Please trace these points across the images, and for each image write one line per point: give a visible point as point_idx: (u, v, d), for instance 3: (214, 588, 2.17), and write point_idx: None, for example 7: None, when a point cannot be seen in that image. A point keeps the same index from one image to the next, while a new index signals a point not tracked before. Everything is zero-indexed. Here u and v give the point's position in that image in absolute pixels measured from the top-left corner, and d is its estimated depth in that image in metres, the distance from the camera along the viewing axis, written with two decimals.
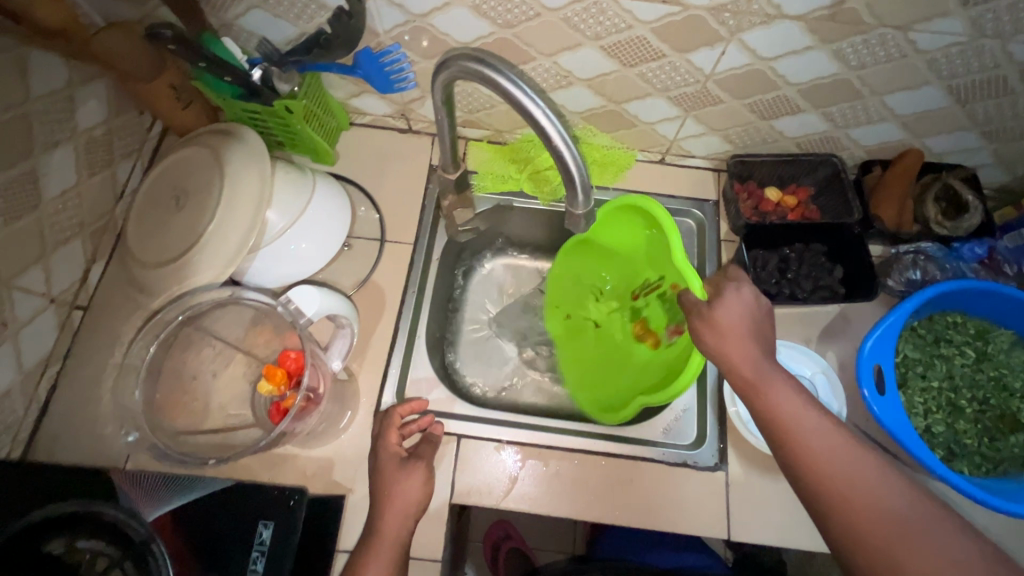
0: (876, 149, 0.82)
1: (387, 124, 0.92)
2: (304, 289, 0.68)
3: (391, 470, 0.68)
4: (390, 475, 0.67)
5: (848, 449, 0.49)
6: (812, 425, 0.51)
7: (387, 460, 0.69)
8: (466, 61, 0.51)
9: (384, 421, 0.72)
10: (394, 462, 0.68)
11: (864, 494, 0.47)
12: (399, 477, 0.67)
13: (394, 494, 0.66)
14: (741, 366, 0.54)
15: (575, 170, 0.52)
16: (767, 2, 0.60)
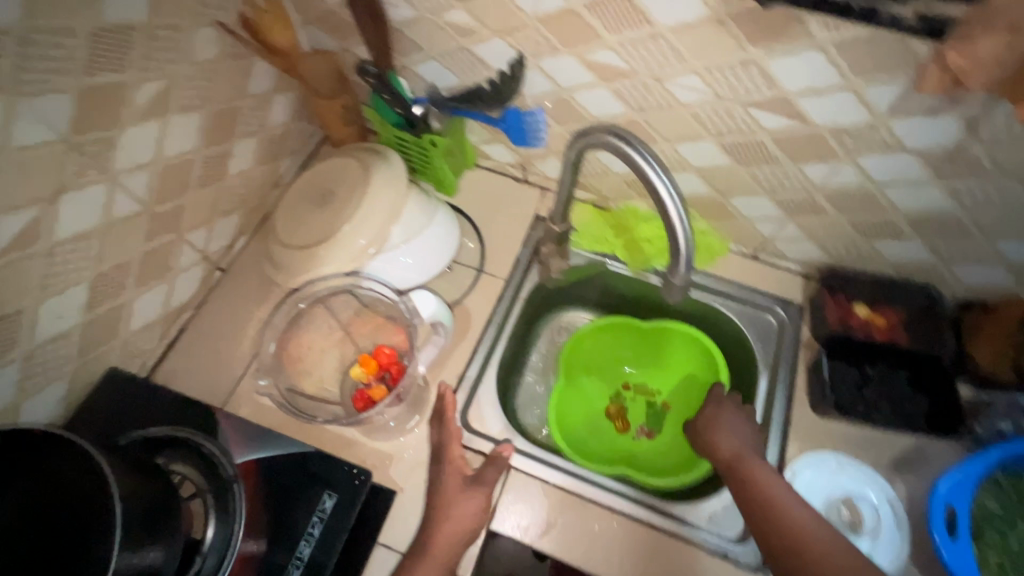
0: (980, 290, 0.81)
1: (506, 172, 1.03)
2: (422, 293, 0.84)
3: (453, 490, 0.73)
4: (451, 494, 0.73)
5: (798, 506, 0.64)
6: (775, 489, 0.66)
7: (451, 474, 0.75)
8: (605, 135, 0.60)
9: (446, 430, 0.78)
10: (455, 484, 0.74)
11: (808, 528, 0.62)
12: (455, 496, 0.72)
13: (451, 515, 0.71)
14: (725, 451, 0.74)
15: (683, 247, 0.57)
16: (889, 133, 0.65)
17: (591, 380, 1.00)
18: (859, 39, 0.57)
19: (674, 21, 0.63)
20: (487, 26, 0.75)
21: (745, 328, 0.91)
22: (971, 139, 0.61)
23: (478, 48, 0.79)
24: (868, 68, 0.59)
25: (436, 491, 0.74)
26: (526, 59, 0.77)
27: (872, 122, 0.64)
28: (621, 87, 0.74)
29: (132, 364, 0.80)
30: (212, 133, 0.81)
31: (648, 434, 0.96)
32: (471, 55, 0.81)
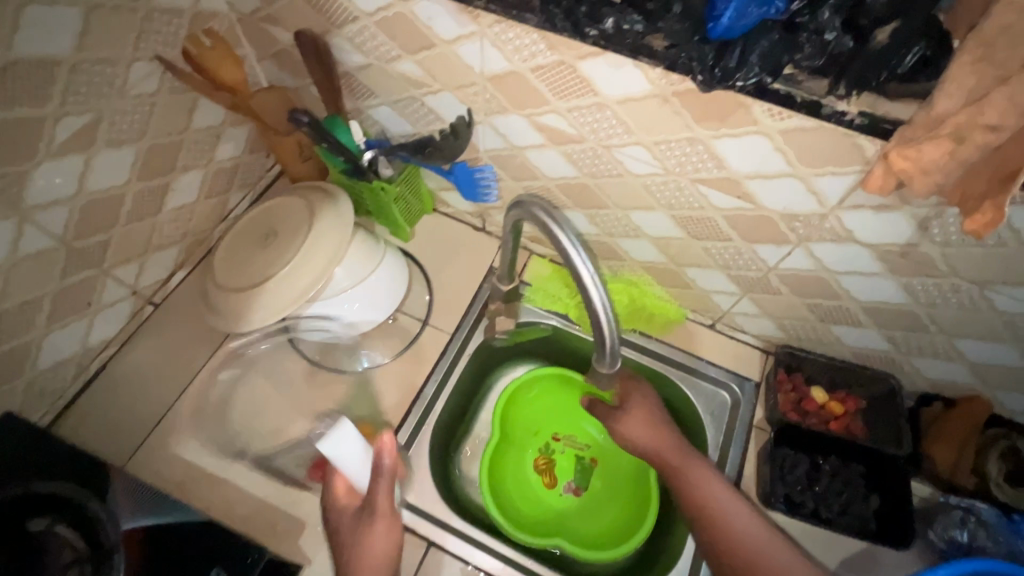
0: (940, 384, 0.77)
1: (465, 220, 1.00)
2: (342, 437, 0.64)
3: (348, 526, 0.67)
4: (348, 535, 0.67)
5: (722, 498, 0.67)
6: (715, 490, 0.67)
7: (343, 523, 0.68)
8: (537, 208, 0.56)
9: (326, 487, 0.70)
10: (350, 519, 0.68)
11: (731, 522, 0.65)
12: (355, 530, 0.66)
13: (360, 551, 0.65)
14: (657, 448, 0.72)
15: (608, 337, 0.55)
16: (839, 224, 0.61)
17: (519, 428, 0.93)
18: (804, 131, 0.53)
19: (618, 93, 0.60)
20: (436, 79, 0.72)
21: (697, 402, 0.86)
22: (923, 239, 0.58)
23: (429, 99, 0.76)
24: (815, 159, 0.56)
25: (335, 532, 0.68)
26: (476, 115, 0.74)
27: (822, 211, 0.61)
28: (571, 150, 0.71)
29: (39, 406, 0.76)
30: (148, 166, 0.78)
31: (574, 491, 0.89)
32: (423, 105, 0.78)
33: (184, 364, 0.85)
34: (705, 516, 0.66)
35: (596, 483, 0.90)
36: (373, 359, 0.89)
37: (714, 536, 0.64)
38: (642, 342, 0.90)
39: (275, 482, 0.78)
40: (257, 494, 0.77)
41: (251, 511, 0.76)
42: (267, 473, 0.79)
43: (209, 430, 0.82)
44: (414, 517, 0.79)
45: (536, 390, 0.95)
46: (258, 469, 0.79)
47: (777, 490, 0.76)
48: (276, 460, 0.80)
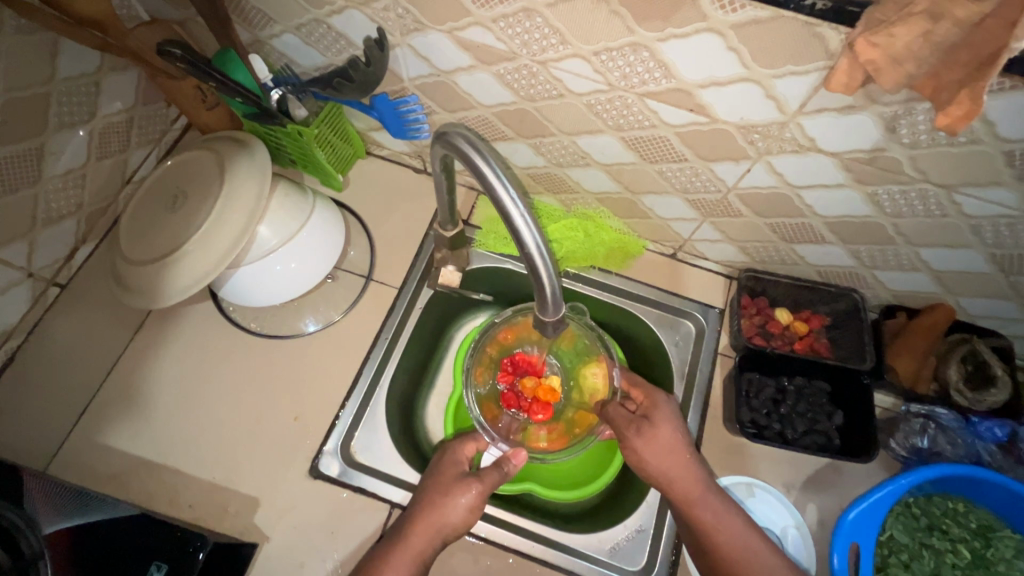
0: (904, 296, 0.75)
1: (403, 161, 0.91)
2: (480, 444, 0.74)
3: (449, 479, 0.69)
4: (446, 483, 0.69)
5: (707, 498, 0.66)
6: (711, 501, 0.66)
7: (450, 466, 0.71)
8: (460, 140, 0.48)
9: (456, 443, 0.74)
10: (453, 475, 0.70)
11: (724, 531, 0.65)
12: (451, 487, 0.68)
13: (443, 501, 0.67)
14: (669, 460, 0.68)
15: (548, 286, 0.49)
16: (801, 132, 0.55)
17: (491, 382, 0.80)
18: (760, 23, 0.46)
19: None
20: None
21: (661, 336, 0.83)
22: (890, 142, 0.53)
23: (334, 20, 0.65)
24: (772, 58, 0.49)
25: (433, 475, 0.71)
26: (392, 35, 0.64)
27: (782, 118, 0.54)
28: (503, 70, 0.62)
29: None
30: (11, 126, 0.66)
31: None
32: (329, 29, 0.67)
33: (104, 348, 0.77)
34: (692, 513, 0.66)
35: None
36: (321, 321, 0.82)
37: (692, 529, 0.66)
38: (604, 279, 0.85)
39: (222, 461, 0.73)
40: (203, 474, 0.73)
41: (199, 494, 0.72)
42: (212, 453, 0.74)
43: (144, 416, 0.75)
44: (379, 482, 0.74)
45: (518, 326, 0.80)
46: (203, 451, 0.74)
47: (743, 416, 0.75)
48: (220, 439, 0.74)
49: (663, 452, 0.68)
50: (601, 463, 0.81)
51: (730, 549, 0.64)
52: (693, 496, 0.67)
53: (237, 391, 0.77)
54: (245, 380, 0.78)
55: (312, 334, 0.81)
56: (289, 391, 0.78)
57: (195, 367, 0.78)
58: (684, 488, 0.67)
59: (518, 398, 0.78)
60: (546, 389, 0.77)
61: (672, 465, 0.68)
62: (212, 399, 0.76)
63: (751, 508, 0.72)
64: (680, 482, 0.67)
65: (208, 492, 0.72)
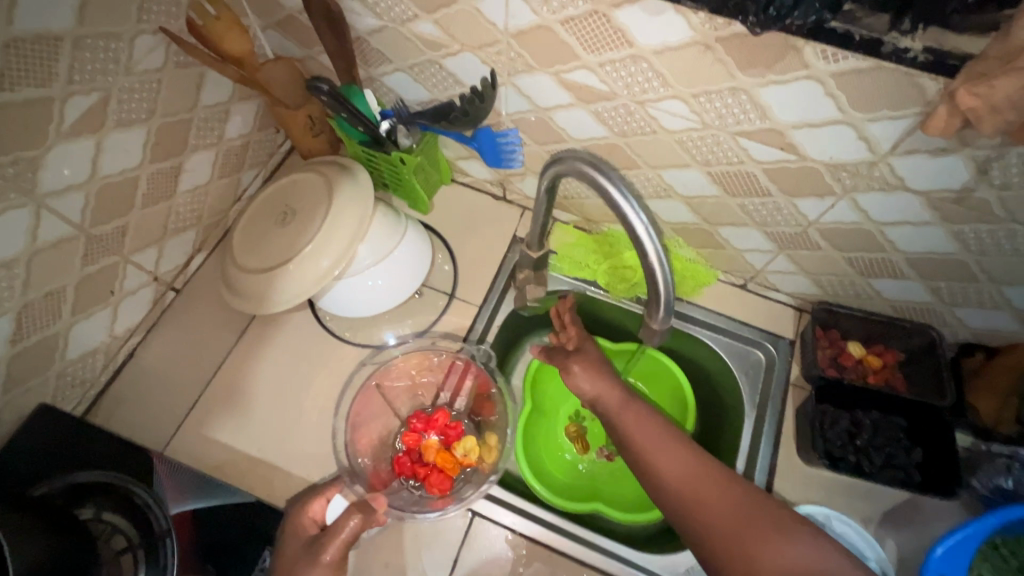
0: (983, 334, 0.75)
1: (484, 188, 0.97)
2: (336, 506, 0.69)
3: (293, 556, 0.61)
4: (294, 556, 0.61)
5: (679, 459, 0.60)
6: (679, 461, 0.60)
7: (294, 543, 0.63)
8: (579, 162, 0.53)
9: (291, 517, 0.65)
10: (298, 546, 0.62)
11: (713, 503, 0.56)
12: (300, 560, 0.60)
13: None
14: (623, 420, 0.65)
15: (663, 287, 0.54)
16: (890, 172, 0.59)
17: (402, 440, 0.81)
18: (860, 72, 0.50)
19: (658, 44, 0.57)
20: (456, 39, 0.69)
21: (731, 363, 0.86)
22: (980, 183, 0.55)
23: (447, 61, 0.73)
24: (868, 103, 0.53)
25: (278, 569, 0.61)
26: (499, 76, 0.71)
27: (872, 158, 0.58)
28: (601, 108, 0.68)
29: (71, 396, 0.75)
30: (159, 147, 0.74)
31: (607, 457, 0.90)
32: (440, 69, 0.74)
33: (212, 348, 0.83)
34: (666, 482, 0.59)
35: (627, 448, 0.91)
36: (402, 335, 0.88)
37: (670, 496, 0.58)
38: (675, 306, 0.89)
39: (313, 460, 0.78)
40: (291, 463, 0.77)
41: (292, 490, 0.76)
42: (304, 451, 0.79)
43: (244, 414, 0.81)
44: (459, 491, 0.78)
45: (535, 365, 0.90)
46: (296, 448, 0.79)
47: (820, 447, 0.76)
48: (312, 439, 0.79)
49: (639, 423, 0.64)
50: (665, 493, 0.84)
51: (728, 518, 0.54)
52: (656, 456, 0.60)
53: (329, 395, 0.83)
54: (335, 386, 0.83)
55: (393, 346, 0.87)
56: (376, 398, 0.83)
57: (291, 369, 0.84)
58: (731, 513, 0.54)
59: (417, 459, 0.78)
60: (442, 453, 0.76)
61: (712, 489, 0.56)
62: (305, 401, 0.82)
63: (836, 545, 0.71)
64: (629, 433, 0.64)
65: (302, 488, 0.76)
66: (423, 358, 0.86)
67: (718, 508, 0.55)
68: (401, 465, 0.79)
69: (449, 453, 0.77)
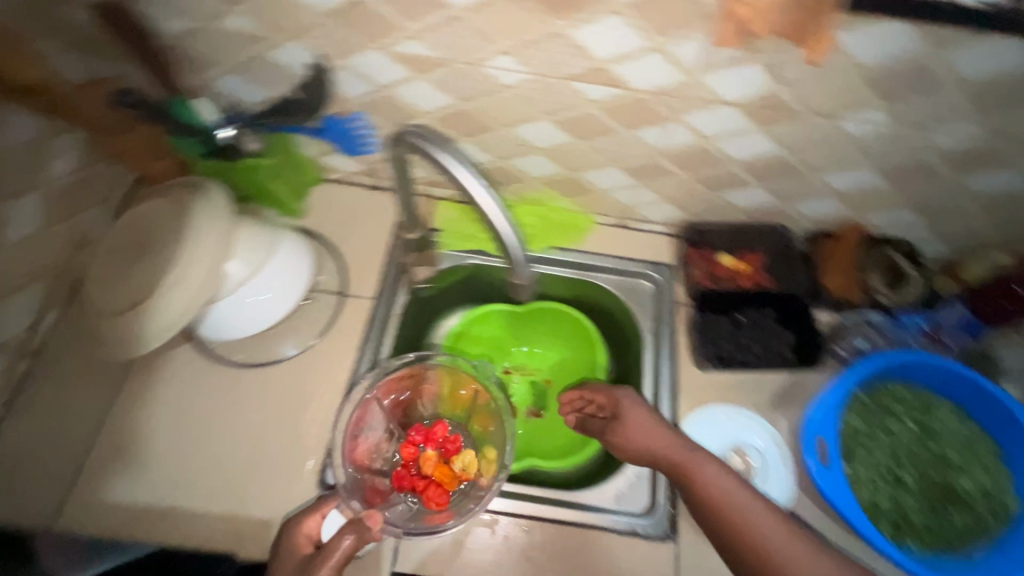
0: (822, 221, 0.85)
1: (356, 181, 0.95)
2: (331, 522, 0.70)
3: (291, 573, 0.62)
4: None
5: (730, 491, 0.65)
6: (729, 490, 0.66)
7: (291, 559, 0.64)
8: (415, 139, 0.56)
9: (286, 529, 0.67)
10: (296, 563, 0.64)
11: (765, 542, 0.62)
12: None
13: None
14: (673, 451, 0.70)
15: (513, 250, 0.60)
16: (705, 89, 0.64)
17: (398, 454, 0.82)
18: None
19: (470, 1, 0.58)
20: (274, 29, 0.66)
21: (624, 297, 0.91)
22: (776, 85, 0.62)
23: (271, 53, 0.70)
24: (665, 27, 0.57)
25: None
26: (329, 59, 0.69)
27: (687, 79, 0.63)
28: (438, 75, 0.69)
29: None
30: None
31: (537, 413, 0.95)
32: (269, 63, 0.71)
33: (88, 410, 0.76)
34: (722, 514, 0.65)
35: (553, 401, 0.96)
36: (298, 345, 0.84)
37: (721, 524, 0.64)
38: (565, 258, 0.92)
39: (229, 495, 0.74)
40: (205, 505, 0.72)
41: (211, 529, 0.72)
42: (217, 488, 0.74)
43: (142, 467, 0.75)
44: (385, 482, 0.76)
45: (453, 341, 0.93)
46: (208, 488, 0.74)
47: (707, 350, 0.84)
48: (224, 473, 0.75)
49: (647, 435, 0.71)
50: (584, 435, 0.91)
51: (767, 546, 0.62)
52: (713, 489, 0.66)
53: (232, 424, 0.78)
54: (237, 413, 0.79)
55: (291, 358, 0.83)
56: (283, 414, 0.79)
57: (185, 408, 0.79)
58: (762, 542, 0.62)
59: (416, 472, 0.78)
60: (443, 467, 0.77)
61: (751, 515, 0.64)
62: (208, 437, 0.77)
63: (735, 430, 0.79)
64: (676, 460, 0.69)
65: (221, 524, 0.72)
66: (328, 362, 0.83)
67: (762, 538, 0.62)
68: (399, 479, 0.78)
69: (448, 466, 0.77)
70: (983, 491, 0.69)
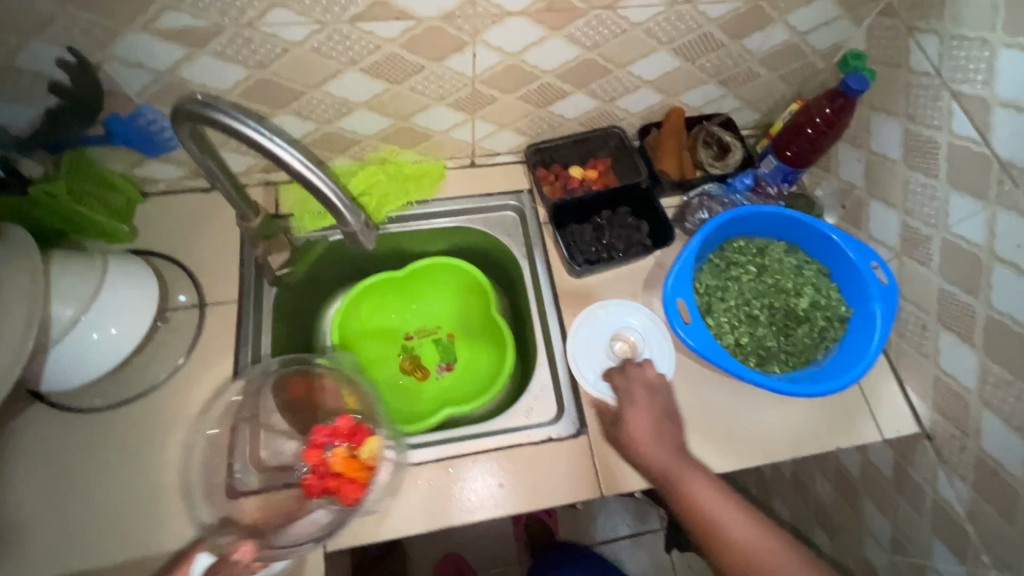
0: (647, 113, 0.91)
1: (185, 187, 0.88)
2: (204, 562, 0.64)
3: None
4: None
5: (719, 505, 0.68)
6: (716, 503, 0.68)
7: None
8: (192, 107, 0.53)
9: None
10: None
11: (743, 542, 0.66)
12: None
13: None
14: (665, 464, 0.71)
15: (331, 193, 0.55)
16: (489, 3, 0.66)
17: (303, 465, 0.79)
18: None
19: None
20: (8, 30, 0.59)
21: (493, 232, 0.93)
22: None
23: (17, 60, 0.62)
24: None
25: None
26: (90, 52, 0.63)
27: None
28: (219, 46, 0.65)
29: None
30: None
31: (447, 368, 0.98)
32: (20, 73, 0.63)
33: None
34: (708, 521, 0.67)
35: (460, 352, 1.00)
36: (166, 370, 0.78)
37: (709, 534, 0.67)
38: (425, 210, 0.92)
39: (131, 541, 0.69)
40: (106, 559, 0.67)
41: None
42: (116, 541, 0.68)
43: (20, 548, 0.67)
44: None
45: (347, 320, 0.96)
46: (105, 542, 0.68)
47: (577, 257, 0.88)
48: (119, 523, 0.69)
49: (654, 446, 0.72)
50: (490, 376, 0.94)
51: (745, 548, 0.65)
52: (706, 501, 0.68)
53: (114, 472, 0.72)
54: (117, 457, 0.73)
55: (163, 385, 0.77)
56: (170, 443, 0.74)
57: (54, 472, 0.71)
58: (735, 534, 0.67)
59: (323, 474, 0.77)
60: (348, 459, 0.76)
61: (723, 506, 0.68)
62: (89, 493, 0.70)
63: (611, 320, 0.85)
64: (661, 471, 0.70)
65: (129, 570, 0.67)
66: (204, 377, 0.78)
67: (737, 537, 0.66)
68: (308, 487, 0.76)
69: (352, 458, 0.76)
70: (819, 306, 0.79)
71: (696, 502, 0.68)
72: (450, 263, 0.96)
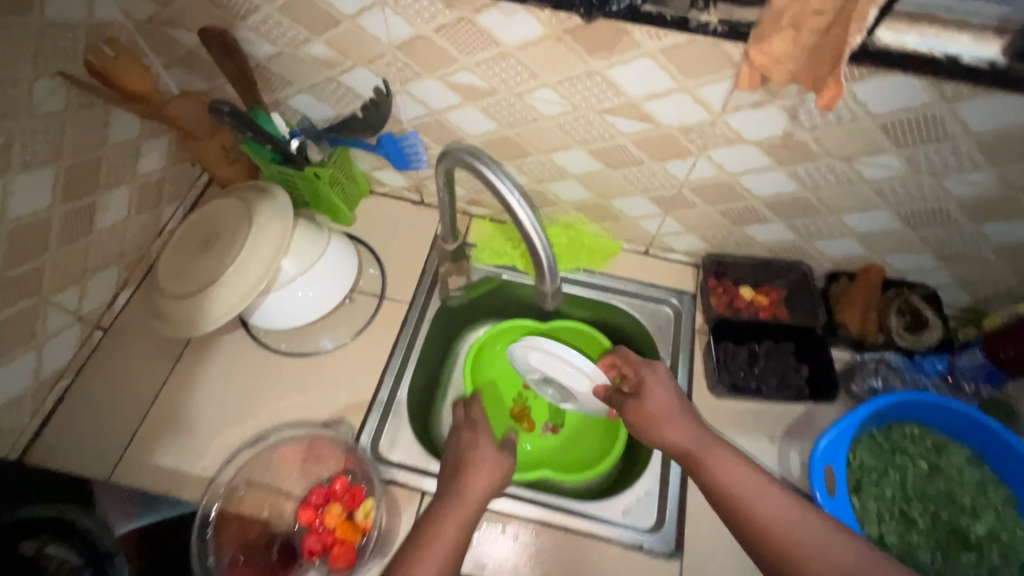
0: (842, 261, 0.88)
1: (402, 196, 1.03)
2: None
3: None
4: None
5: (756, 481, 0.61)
6: (750, 484, 0.61)
7: None
8: (464, 154, 0.63)
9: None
10: None
11: (786, 524, 0.57)
12: None
13: None
14: (690, 441, 0.67)
15: (541, 251, 0.63)
16: (728, 128, 0.70)
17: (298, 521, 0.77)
18: (680, 46, 0.62)
19: (518, 40, 0.67)
20: (348, 57, 0.77)
21: (645, 321, 0.95)
22: (795, 127, 0.68)
23: (344, 77, 0.80)
24: (694, 70, 0.64)
25: None
26: (392, 84, 0.78)
27: (710, 118, 0.70)
28: (487, 103, 0.77)
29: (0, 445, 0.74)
30: (71, 185, 0.77)
31: (552, 429, 0.98)
32: (339, 85, 0.81)
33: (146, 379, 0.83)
34: (739, 496, 0.60)
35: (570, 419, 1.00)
36: (335, 340, 0.91)
37: (741, 512, 0.60)
38: (588, 279, 0.97)
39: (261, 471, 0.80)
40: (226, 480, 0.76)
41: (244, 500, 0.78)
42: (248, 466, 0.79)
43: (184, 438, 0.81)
44: (406, 473, 0.80)
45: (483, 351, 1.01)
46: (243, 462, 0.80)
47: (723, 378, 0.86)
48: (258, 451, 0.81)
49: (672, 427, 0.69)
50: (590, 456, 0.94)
51: (777, 520, 0.58)
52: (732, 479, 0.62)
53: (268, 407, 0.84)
54: (275, 396, 0.85)
55: (329, 351, 0.89)
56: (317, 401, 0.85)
57: (228, 389, 0.85)
58: (781, 521, 0.58)
59: (320, 534, 0.75)
60: (342, 521, 0.74)
61: (761, 490, 0.60)
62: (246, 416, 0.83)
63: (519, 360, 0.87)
64: (686, 450, 0.66)
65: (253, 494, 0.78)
66: (361, 356, 0.89)
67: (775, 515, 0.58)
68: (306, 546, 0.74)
69: (348, 519, 0.75)
70: (995, 536, 0.70)
71: (723, 479, 0.62)
72: (586, 330, 0.98)
